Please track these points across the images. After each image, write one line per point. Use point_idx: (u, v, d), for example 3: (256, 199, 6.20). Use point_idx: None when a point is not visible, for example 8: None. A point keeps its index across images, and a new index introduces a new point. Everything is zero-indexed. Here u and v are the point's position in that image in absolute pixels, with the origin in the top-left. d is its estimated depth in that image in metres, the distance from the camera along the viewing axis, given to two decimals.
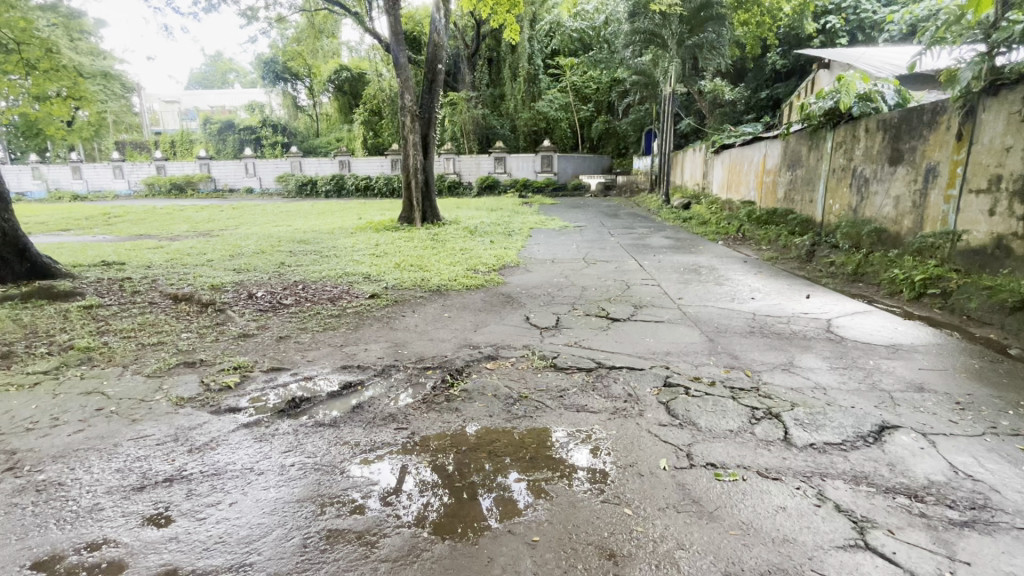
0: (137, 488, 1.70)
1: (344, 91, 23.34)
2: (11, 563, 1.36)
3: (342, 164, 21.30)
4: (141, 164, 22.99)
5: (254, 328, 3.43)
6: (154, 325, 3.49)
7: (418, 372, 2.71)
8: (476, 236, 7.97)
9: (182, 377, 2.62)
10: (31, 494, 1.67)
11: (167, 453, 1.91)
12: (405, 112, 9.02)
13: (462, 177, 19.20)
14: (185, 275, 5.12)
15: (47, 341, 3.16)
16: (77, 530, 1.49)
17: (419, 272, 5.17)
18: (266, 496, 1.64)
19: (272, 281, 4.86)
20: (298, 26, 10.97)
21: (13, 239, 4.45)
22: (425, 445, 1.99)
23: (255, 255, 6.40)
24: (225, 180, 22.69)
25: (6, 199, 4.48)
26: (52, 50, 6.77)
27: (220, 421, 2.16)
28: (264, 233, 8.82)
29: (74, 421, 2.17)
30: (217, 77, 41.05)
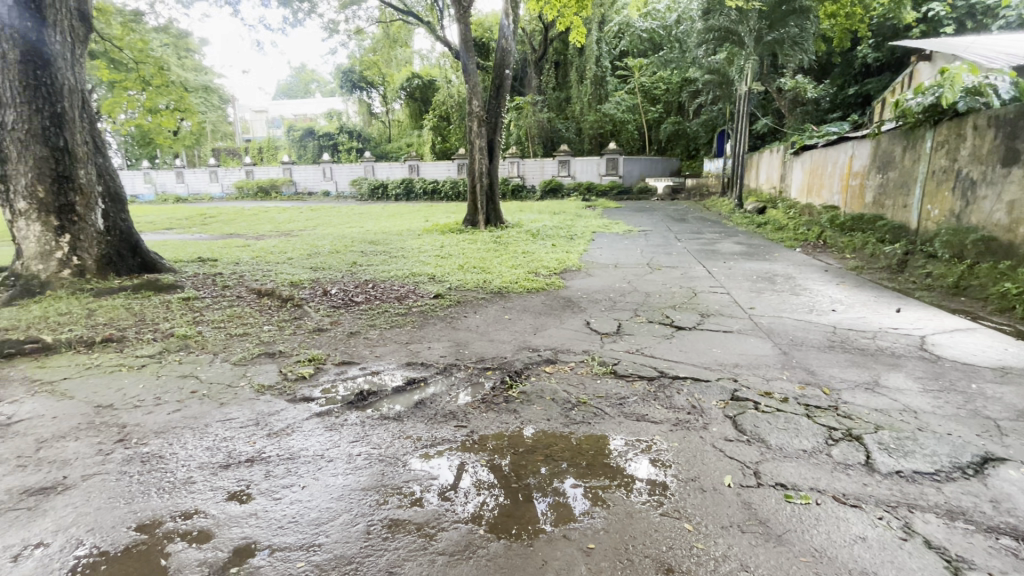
0: (223, 465, 1.86)
1: (415, 98, 24.25)
2: (120, 524, 1.54)
3: (411, 168, 22.16)
4: (233, 170, 25.17)
5: (327, 323, 3.65)
6: (241, 317, 3.81)
7: (479, 372, 2.76)
8: (538, 239, 8.01)
9: (263, 366, 2.84)
10: (137, 464, 1.87)
11: (249, 435, 2.07)
12: (473, 117, 9.22)
13: (526, 180, 19.32)
14: (269, 272, 5.55)
15: (153, 328, 3.54)
16: (174, 500, 1.66)
17: (482, 274, 5.28)
18: (334, 483, 1.74)
19: (344, 279, 5.13)
20: (375, 36, 11.54)
21: (127, 238, 5.02)
22: (484, 444, 2.03)
23: (330, 254, 6.81)
24: (305, 184, 24.31)
25: (123, 201, 5.08)
26: (162, 67, 7.61)
27: (295, 409, 2.32)
28: (338, 233, 9.37)
29: (171, 401, 2.41)
30: (301, 87, 44.24)
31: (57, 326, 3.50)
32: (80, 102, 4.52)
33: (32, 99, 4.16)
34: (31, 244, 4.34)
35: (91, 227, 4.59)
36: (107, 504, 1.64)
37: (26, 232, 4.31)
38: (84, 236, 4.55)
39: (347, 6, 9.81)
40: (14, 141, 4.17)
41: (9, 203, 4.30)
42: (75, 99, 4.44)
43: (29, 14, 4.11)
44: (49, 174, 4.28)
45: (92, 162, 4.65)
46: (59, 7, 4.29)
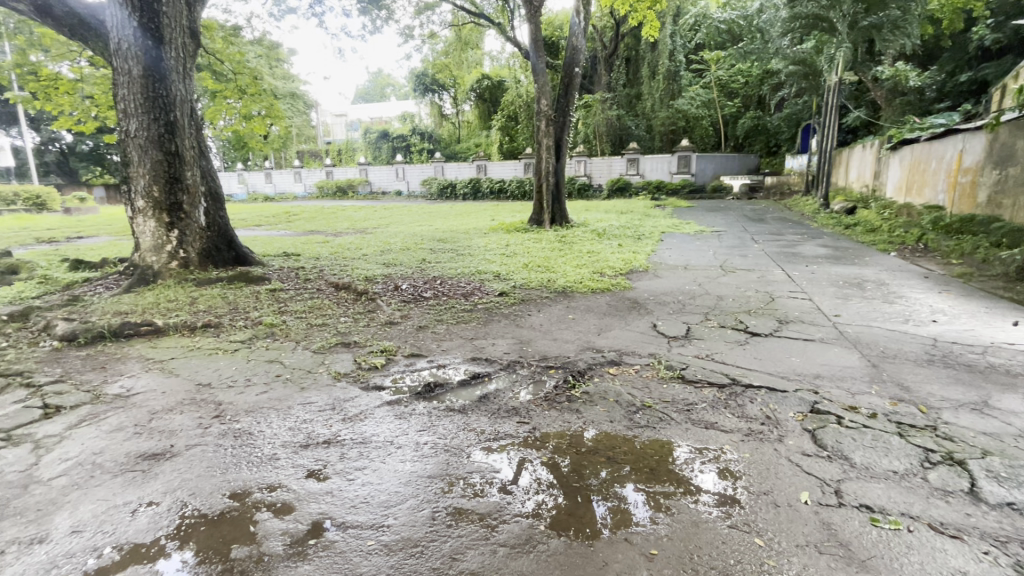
0: (303, 445, 2.00)
1: (484, 99, 24.72)
2: (216, 491, 1.71)
3: (479, 168, 22.62)
4: (315, 171, 26.88)
5: (398, 317, 3.81)
6: (320, 308, 4.07)
7: (542, 370, 2.77)
8: (604, 238, 7.90)
9: (340, 355, 3.03)
10: (230, 439, 2.06)
11: (326, 419, 2.22)
12: (541, 117, 9.25)
13: (593, 179, 19.06)
14: (345, 267, 5.87)
15: (245, 316, 3.87)
16: (261, 473, 1.81)
17: (546, 273, 5.29)
18: (402, 468, 1.83)
19: (414, 275, 5.32)
20: (447, 40, 11.88)
21: (224, 234, 5.49)
22: (546, 441, 2.05)
23: (402, 251, 7.11)
24: (379, 184, 25.52)
25: (220, 199, 5.57)
26: (256, 77, 8.31)
27: (367, 396, 2.45)
28: (409, 231, 9.74)
29: (260, 384, 2.63)
30: (377, 90, 46.52)
31: (166, 311, 3.92)
32: (189, 111, 5.02)
33: (151, 110, 4.69)
34: (147, 238, 4.90)
35: (195, 223, 5.09)
36: (204, 472, 1.82)
37: (143, 228, 4.88)
38: (189, 231, 5.06)
39: (422, 12, 10.18)
40: (136, 147, 4.73)
41: (132, 202, 4.88)
42: (186, 109, 4.95)
43: (151, 34, 4.63)
44: (162, 176, 4.82)
45: (197, 165, 5.16)
46: (175, 27, 4.79)
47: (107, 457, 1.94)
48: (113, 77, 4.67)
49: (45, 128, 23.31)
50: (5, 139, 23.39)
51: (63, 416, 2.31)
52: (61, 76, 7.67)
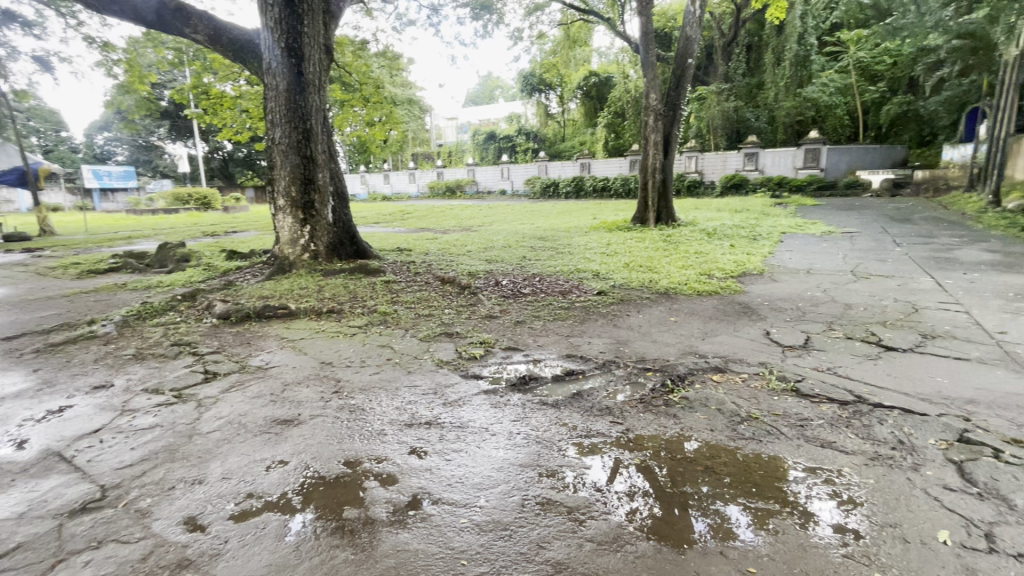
0: (408, 424, 2.16)
1: (591, 96, 24.44)
2: (333, 457, 1.91)
3: (583, 166, 22.50)
4: (427, 172, 28.62)
5: (497, 311, 3.94)
6: (427, 300, 4.34)
7: (639, 372, 2.70)
8: (714, 238, 7.44)
9: (443, 344, 3.21)
10: (346, 412, 2.30)
11: (429, 402, 2.38)
12: (649, 111, 8.93)
13: (704, 175, 17.99)
14: (451, 263, 6.18)
15: (362, 304, 4.27)
16: (370, 445, 2.00)
17: (648, 273, 5.12)
18: (496, 455, 1.90)
19: (514, 272, 5.45)
20: (555, 39, 11.93)
21: (347, 229, 6.09)
22: (640, 444, 2.00)
23: (504, 248, 7.30)
24: (485, 184, 26.46)
25: (345, 197, 6.17)
26: (379, 86, 9.13)
27: (466, 384, 2.58)
28: (512, 229, 9.98)
29: (372, 365, 2.89)
30: (486, 93, 48.17)
31: (299, 297, 4.45)
32: (322, 120, 5.62)
33: (292, 120, 5.33)
34: (285, 233, 5.59)
35: (324, 219, 5.70)
36: (325, 440, 2.04)
37: (283, 224, 5.57)
38: (319, 226, 5.68)
39: (532, 12, 10.36)
40: (279, 153, 5.40)
41: (275, 201, 5.60)
42: (320, 118, 5.54)
43: (294, 53, 5.25)
44: (299, 178, 5.46)
45: (327, 168, 5.77)
46: (313, 45, 5.38)
47: (251, 418, 2.27)
48: (265, 92, 5.39)
49: (212, 139, 27.50)
50: (183, 150, 28.04)
51: (219, 381, 2.74)
52: (225, 93, 8.96)
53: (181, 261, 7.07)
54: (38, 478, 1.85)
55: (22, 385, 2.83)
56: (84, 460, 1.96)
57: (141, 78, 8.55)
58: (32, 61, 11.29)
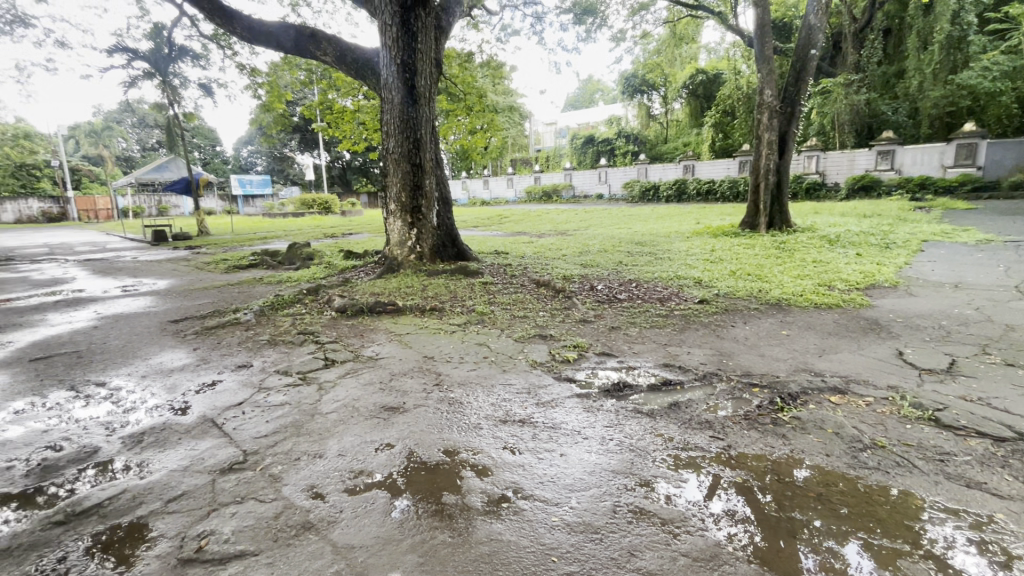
0: (502, 421, 2.24)
1: (697, 95, 23.32)
2: (435, 445, 2.04)
3: (686, 169, 21.53)
4: (525, 177, 29.20)
5: (591, 316, 3.92)
6: (523, 302, 4.44)
7: (744, 387, 2.54)
8: (837, 246, 6.73)
9: (537, 345, 3.27)
10: (446, 404, 2.44)
11: (522, 401, 2.44)
12: (763, 109, 8.30)
13: (827, 177, 16.37)
14: (546, 266, 6.25)
15: (461, 303, 4.48)
16: (468, 437, 2.10)
17: (757, 282, 4.78)
18: (587, 458, 1.90)
19: (610, 277, 5.38)
20: (660, 38, 11.56)
21: (449, 232, 6.42)
22: (743, 463, 1.89)
23: (600, 253, 7.22)
24: (582, 188, 26.38)
25: (448, 201, 6.51)
26: (482, 95, 9.55)
27: (559, 386, 2.61)
28: (608, 234, 9.84)
29: (470, 362, 3.03)
30: (586, 97, 48.01)
31: (405, 295, 4.79)
32: (431, 129, 5.99)
33: (405, 130, 5.74)
34: (395, 235, 6.02)
35: (429, 223, 6.06)
36: (427, 428, 2.19)
37: (393, 227, 6.01)
38: (424, 229, 6.05)
39: (636, 13, 10.17)
40: (392, 161, 5.85)
41: (387, 205, 6.06)
42: (429, 128, 5.91)
43: (409, 68, 5.66)
44: (408, 184, 5.86)
45: (434, 174, 6.14)
46: (425, 59, 5.74)
47: (363, 403, 2.50)
48: (381, 105, 5.86)
49: (334, 150, 30.45)
50: (310, 160, 31.40)
51: (336, 367, 3.04)
52: (346, 108, 9.89)
53: (306, 259, 7.93)
54: (196, 440, 2.19)
55: (185, 361, 3.36)
56: (231, 427, 2.29)
57: (279, 97, 9.73)
58: (198, 87, 13.33)
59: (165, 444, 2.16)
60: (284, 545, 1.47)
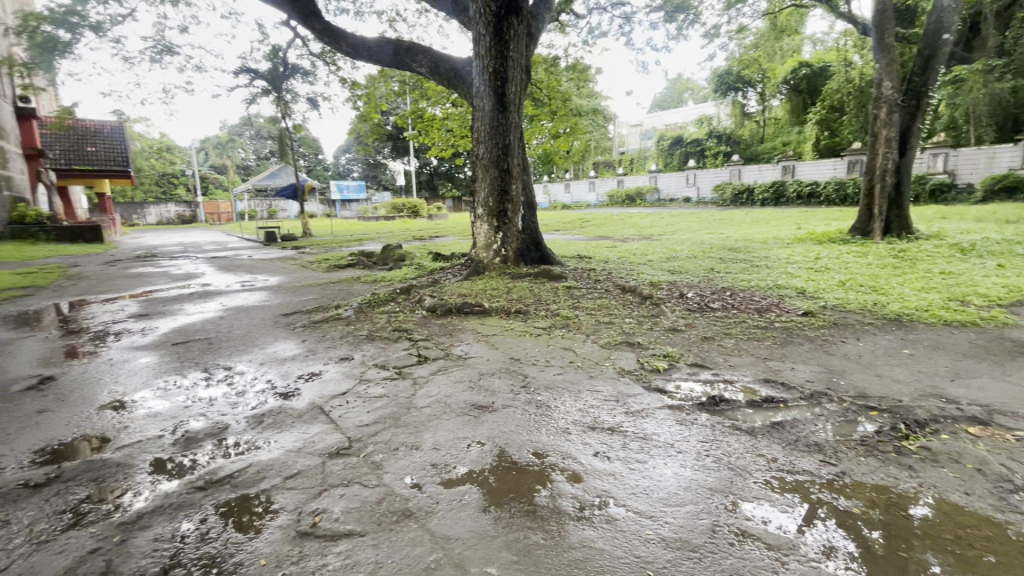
0: (591, 427, 2.22)
1: (799, 91, 21.66)
2: (523, 446, 2.07)
3: (785, 170, 20.07)
4: (608, 180, 28.75)
5: (682, 324, 3.77)
6: (608, 308, 4.38)
7: (859, 410, 2.31)
8: (971, 256, 5.90)
9: (624, 353, 3.20)
10: (534, 407, 2.46)
11: (611, 408, 2.40)
12: (881, 103, 7.50)
13: (957, 177, 14.48)
14: (632, 272, 6.09)
15: (545, 307, 4.50)
16: (557, 441, 2.10)
17: (871, 295, 4.33)
18: (681, 473, 1.83)
19: (701, 284, 5.15)
20: (759, 32, 10.86)
21: (533, 236, 6.48)
22: (860, 492, 1.71)
23: (689, 259, 6.92)
24: (668, 191, 25.47)
25: (533, 206, 6.58)
26: (566, 100, 9.56)
27: (650, 396, 2.54)
28: (697, 239, 9.41)
29: (556, 366, 3.03)
30: (674, 97, 46.39)
31: (491, 297, 4.90)
32: (519, 135, 6.10)
33: (494, 137, 5.90)
34: (481, 238, 6.18)
35: (514, 227, 6.16)
36: (516, 428, 2.23)
37: (480, 230, 6.17)
38: (509, 233, 6.16)
39: (732, 6, 9.65)
40: (481, 167, 6.03)
41: (475, 210, 6.24)
42: (517, 133, 6.02)
43: (500, 76, 5.79)
44: (495, 188, 6.01)
45: (520, 180, 6.24)
46: (516, 67, 5.85)
47: (454, 399, 2.60)
48: (473, 113, 6.06)
49: (423, 156, 31.93)
50: (401, 166, 33.20)
51: (428, 364, 3.19)
52: (436, 116, 10.33)
53: (398, 260, 8.39)
54: (308, 423, 2.41)
55: (295, 351, 3.70)
56: (337, 415, 2.49)
57: (376, 108, 10.39)
58: (307, 101, 14.60)
59: (281, 426, 2.39)
60: (386, 529, 1.57)
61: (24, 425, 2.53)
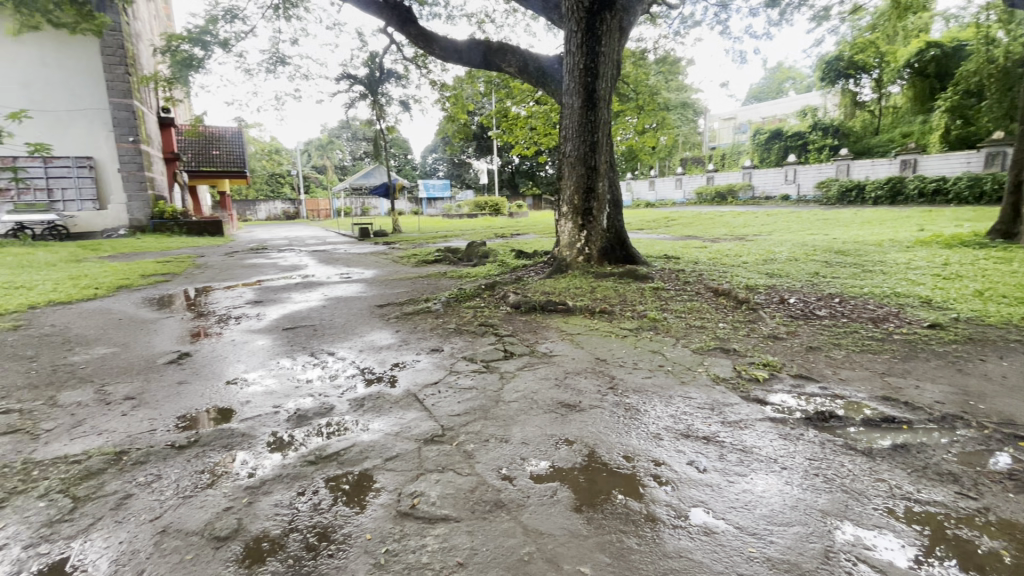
0: (684, 435, 2.14)
1: (926, 75, 19.24)
2: (613, 448, 2.04)
3: (905, 164, 18.05)
4: (697, 177, 27.51)
5: (782, 332, 3.51)
6: (699, 311, 4.18)
7: (1004, 439, 2.01)
8: None
9: (719, 359, 3.05)
10: (622, 409, 2.41)
11: (705, 417, 2.30)
12: None
13: None
14: (724, 274, 5.78)
15: (632, 308, 4.39)
16: (647, 446, 2.05)
17: (1018, 307, 3.74)
18: (787, 492, 1.70)
19: (804, 289, 4.76)
20: (877, 11, 9.77)
21: (619, 235, 6.35)
22: (1007, 532, 1.50)
23: (790, 262, 6.42)
24: (763, 188, 23.86)
25: (619, 204, 6.45)
26: (654, 94, 9.24)
27: (749, 406, 2.39)
28: (797, 240, 8.73)
29: (644, 369, 2.95)
30: (773, 86, 43.22)
31: (576, 296, 4.87)
32: (608, 132, 5.99)
33: (582, 134, 5.84)
34: (565, 236, 6.15)
35: (599, 225, 6.07)
36: (604, 429, 2.20)
37: (564, 228, 6.15)
38: (594, 232, 6.07)
39: None
40: (568, 165, 6.01)
41: (559, 207, 6.23)
42: (606, 129, 5.92)
43: (591, 72, 5.71)
44: (581, 185, 5.95)
45: (607, 177, 6.14)
46: (608, 62, 5.75)
47: (540, 396, 2.62)
48: (562, 110, 6.05)
49: (506, 155, 32.45)
50: (484, 165, 33.97)
51: (515, 359, 3.24)
52: (520, 114, 10.42)
53: (482, 257, 8.59)
54: (404, 409, 2.55)
55: (390, 340, 3.92)
56: (430, 403, 2.60)
57: (463, 108, 10.70)
58: (400, 104, 15.38)
59: (380, 410, 2.55)
60: (481, 517, 1.62)
61: (168, 393, 2.93)
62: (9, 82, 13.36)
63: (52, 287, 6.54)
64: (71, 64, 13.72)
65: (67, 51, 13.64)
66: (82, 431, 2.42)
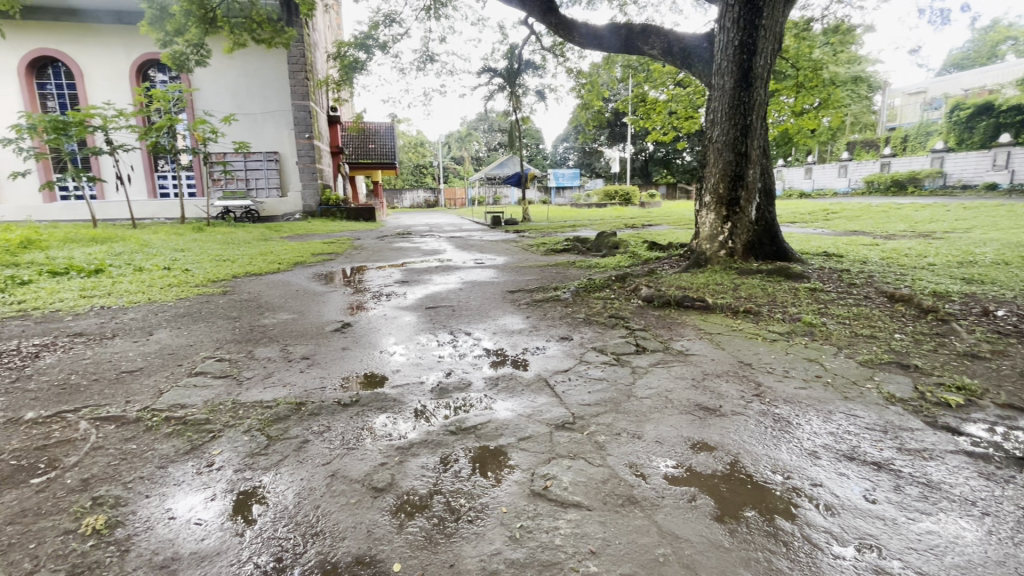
0: (848, 456, 1.88)
1: None
2: (760, 461, 1.87)
3: None
4: (868, 163, 23.87)
5: (984, 351, 2.89)
6: (868, 319, 3.62)
7: None
8: None
9: (894, 376, 2.62)
10: (770, 419, 2.20)
11: (875, 440, 2.00)
12: None
13: None
14: (903, 277, 4.94)
15: (781, 309, 3.97)
16: (801, 464, 1.84)
17: None
18: (987, 542, 1.41)
19: (1017, 300, 3.87)
20: None
21: (769, 228, 5.74)
22: None
23: (998, 265, 5.26)
24: (960, 175, 19.88)
25: (772, 193, 5.82)
26: (819, 69, 8.15)
27: (935, 435, 2.02)
28: (1009, 239, 7.12)
29: (798, 378, 2.65)
30: (983, 51, 35.23)
31: (715, 293, 4.54)
32: (763, 113, 5.43)
33: (733, 117, 5.37)
34: (706, 228, 5.75)
35: (747, 217, 5.55)
36: (749, 439, 2.03)
37: (705, 220, 5.74)
38: (740, 223, 5.57)
39: None
40: (714, 151, 5.57)
41: (701, 197, 5.83)
42: (760, 111, 5.36)
43: (747, 49, 5.21)
44: (727, 173, 5.49)
45: (760, 164, 5.57)
46: (768, 36, 5.20)
47: (675, 396, 2.49)
48: (710, 93, 5.62)
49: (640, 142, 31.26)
50: (617, 154, 33.09)
51: (647, 354, 3.14)
52: (659, 99, 9.93)
53: (612, 248, 8.42)
54: (535, 393, 2.62)
55: (521, 325, 4.04)
56: (560, 390, 2.64)
57: (599, 95, 10.49)
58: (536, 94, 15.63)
59: (513, 392, 2.65)
60: (613, 510, 1.61)
61: (334, 357, 3.37)
62: (223, 91, 16.20)
63: (249, 261, 7.93)
64: (267, 75, 16.33)
65: (264, 64, 16.24)
66: (271, 381, 2.90)
